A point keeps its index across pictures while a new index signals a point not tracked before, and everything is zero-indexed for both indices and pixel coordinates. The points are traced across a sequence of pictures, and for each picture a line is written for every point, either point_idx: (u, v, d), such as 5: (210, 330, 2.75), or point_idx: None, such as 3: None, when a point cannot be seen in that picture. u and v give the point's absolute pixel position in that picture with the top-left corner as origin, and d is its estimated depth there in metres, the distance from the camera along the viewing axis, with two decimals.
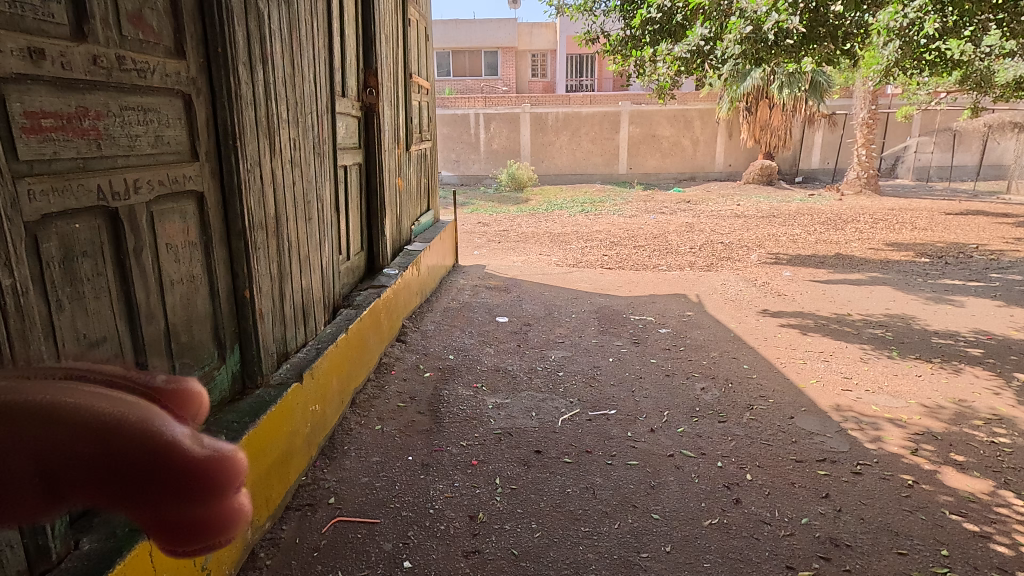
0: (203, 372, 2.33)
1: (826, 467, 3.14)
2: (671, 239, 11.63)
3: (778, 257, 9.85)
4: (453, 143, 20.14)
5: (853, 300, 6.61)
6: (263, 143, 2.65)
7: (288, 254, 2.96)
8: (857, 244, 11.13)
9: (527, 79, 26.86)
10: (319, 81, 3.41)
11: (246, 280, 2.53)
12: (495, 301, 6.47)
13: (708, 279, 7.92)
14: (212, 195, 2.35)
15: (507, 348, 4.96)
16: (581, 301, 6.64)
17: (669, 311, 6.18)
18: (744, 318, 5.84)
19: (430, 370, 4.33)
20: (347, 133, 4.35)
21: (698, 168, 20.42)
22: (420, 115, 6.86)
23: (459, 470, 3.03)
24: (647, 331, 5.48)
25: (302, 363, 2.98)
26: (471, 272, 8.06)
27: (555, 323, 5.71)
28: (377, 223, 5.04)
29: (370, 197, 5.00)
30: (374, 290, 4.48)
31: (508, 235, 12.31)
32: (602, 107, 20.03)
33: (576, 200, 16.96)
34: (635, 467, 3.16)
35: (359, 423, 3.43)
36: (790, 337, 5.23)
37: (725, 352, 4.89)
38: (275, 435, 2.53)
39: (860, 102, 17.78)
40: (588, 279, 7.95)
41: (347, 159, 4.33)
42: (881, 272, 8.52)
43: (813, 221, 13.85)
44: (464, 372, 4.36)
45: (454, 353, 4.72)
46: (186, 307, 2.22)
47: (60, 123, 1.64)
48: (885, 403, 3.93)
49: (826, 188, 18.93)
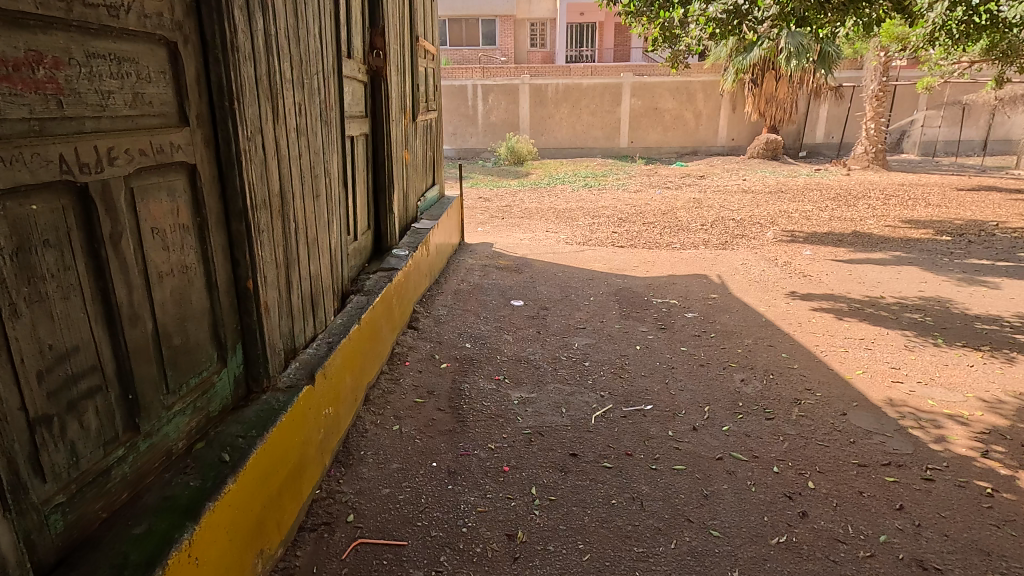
0: (200, 379, 1.97)
1: (893, 472, 2.85)
2: (681, 216, 11.25)
3: (794, 234, 9.51)
4: (450, 115, 19.47)
5: (882, 281, 6.29)
6: (265, 106, 2.25)
7: (293, 237, 2.59)
8: (874, 221, 10.78)
9: (525, 49, 25.92)
10: (325, 38, 2.98)
11: (250, 268, 2.17)
12: (507, 283, 6.11)
13: (727, 258, 7.57)
14: (207, 169, 1.97)
15: (526, 335, 4.62)
16: (597, 282, 6.29)
17: (691, 293, 5.83)
18: (773, 301, 5.52)
19: (447, 361, 4.00)
20: (354, 100, 3.93)
21: (702, 143, 19.88)
22: (426, 82, 6.38)
23: (489, 479, 2.72)
24: (672, 315, 5.16)
25: (313, 361, 2.63)
26: (478, 251, 7.69)
27: (573, 307, 5.38)
28: (385, 200, 4.64)
29: (377, 171, 4.59)
30: (384, 274, 4.12)
31: (511, 211, 11.89)
32: (603, 79, 19.39)
33: (578, 174, 16.49)
34: (682, 473, 2.86)
35: (374, 423, 3.11)
36: (826, 323, 4.91)
37: (760, 338, 4.58)
38: (287, 447, 2.21)
39: (870, 74, 17.29)
40: (602, 258, 7.60)
41: (354, 129, 3.92)
42: (903, 251, 8.21)
43: (824, 197, 13.49)
44: (483, 362, 4.03)
45: (470, 341, 4.39)
46: (178, 303, 1.86)
47: (5, 72, 1.25)
48: (943, 397, 3.63)
49: (832, 163, 18.50)
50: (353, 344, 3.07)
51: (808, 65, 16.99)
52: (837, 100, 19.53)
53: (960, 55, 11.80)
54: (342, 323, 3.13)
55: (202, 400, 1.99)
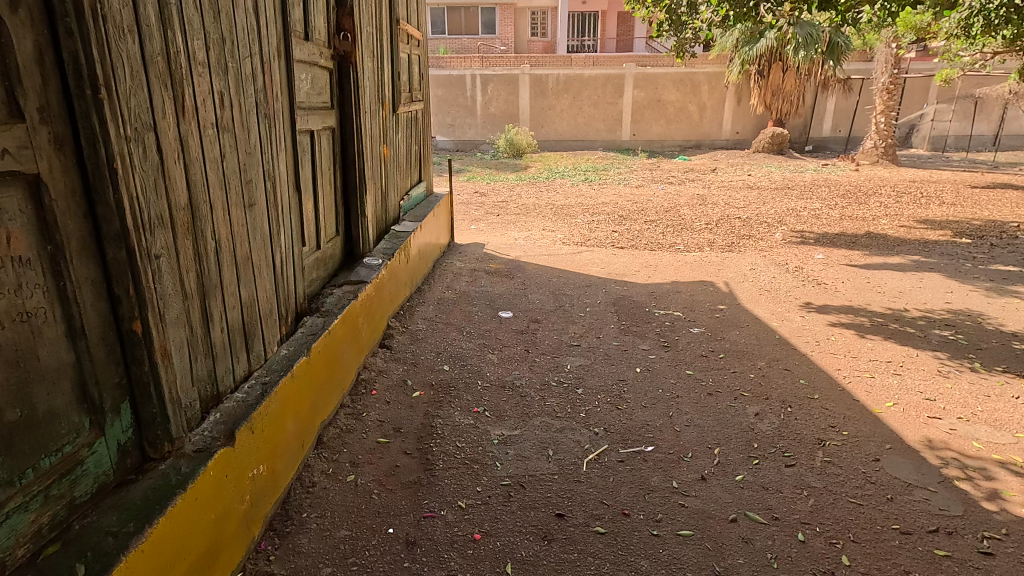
0: (54, 457, 1.49)
1: (943, 543, 2.37)
2: (685, 213, 10.73)
3: (804, 235, 9.00)
4: (448, 106, 18.87)
5: (904, 291, 5.79)
6: (161, 94, 1.75)
7: (213, 259, 2.09)
8: (887, 221, 10.26)
9: (526, 39, 25.19)
10: (263, 12, 2.46)
11: (136, 307, 1.68)
12: (496, 290, 5.62)
13: (734, 262, 7.06)
14: (62, 178, 1.47)
15: (512, 355, 4.14)
16: (594, 289, 5.79)
17: (697, 304, 5.34)
18: (787, 314, 5.03)
19: (420, 388, 3.52)
20: (314, 90, 3.44)
21: (706, 136, 19.25)
22: (410, 71, 5.88)
23: (456, 553, 2.25)
24: (676, 330, 4.67)
25: (239, 411, 2.15)
26: (468, 252, 7.19)
27: (568, 320, 4.90)
28: (355, 203, 4.15)
29: (347, 168, 4.09)
30: (351, 287, 3.63)
31: (507, 207, 11.36)
32: (605, 69, 18.78)
33: (578, 168, 15.95)
34: (689, 541, 2.38)
35: (325, 473, 2.64)
36: (847, 342, 4.41)
37: (775, 361, 4.09)
38: (191, 533, 1.73)
39: (882, 65, 16.70)
40: (600, 261, 7.10)
41: (313, 122, 3.41)
42: (922, 254, 7.71)
43: (834, 195, 12.96)
44: (462, 390, 3.54)
45: (449, 362, 3.91)
46: (12, 362, 1.37)
47: None
48: (990, 438, 3.15)
49: (840, 158, 17.92)
50: (300, 378, 2.58)
51: (817, 55, 16.37)
52: (846, 93, 18.89)
53: (978, 46, 11.20)
54: (288, 354, 2.64)
55: (61, 485, 1.52)
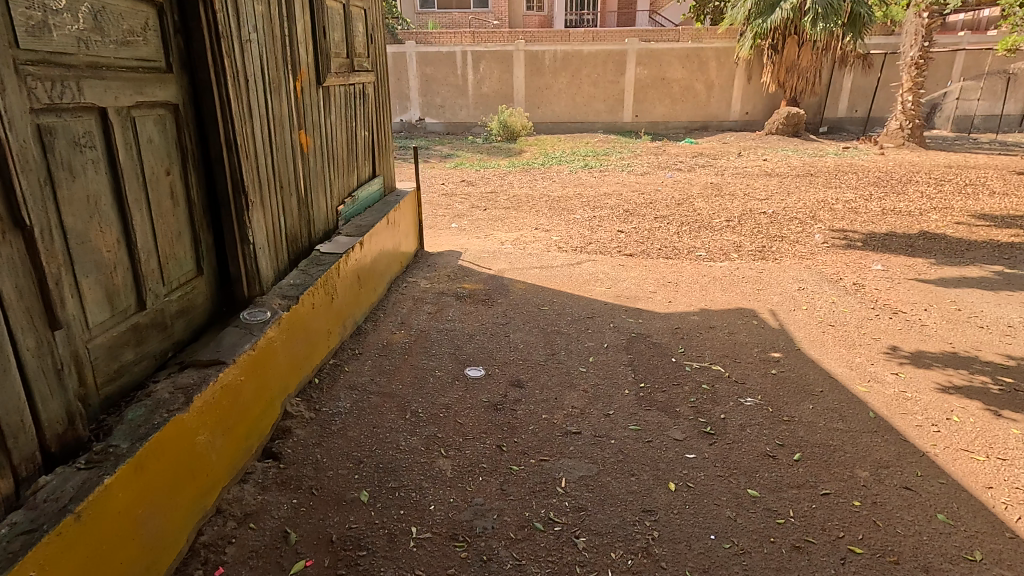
0: None
1: None
2: (700, 207, 9.20)
3: (847, 236, 7.49)
4: (436, 85, 17.14)
5: (1015, 325, 4.31)
6: None
7: None
8: (938, 216, 8.73)
9: (521, 13, 23.15)
10: None
11: None
12: (465, 328, 4.12)
13: (774, 278, 5.54)
14: None
15: (476, 459, 2.67)
16: (598, 325, 4.29)
17: (742, 350, 3.85)
18: (873, 370, 3.55)
19: (308, 556, 2.05)
20: (104, 36, 1.93)
21: (715, 117, 17.55)
22: (349, 28, 4.34)
23: None
24: (722, 402, 3.20)
25: None
26: (439, 265, 5.69)
27: (564, 382, 3.42)
28: (228, 222, 2.64)
29: (211, 169, 2.57)
30: (192, 377, 2.14)
31: (496, 200, 9.78)
32: (606, 44, 17.04)
33: (577, 153, 14.32)
34: None
35: None
36: (982, 427, 2.95)
37: (886, 467, 2.63)
38: None
39: (909, 38, 14.95)
40: (606, 276, 5.60)
41: (99, 90, 1.90)
42: (1000, 263, 6.22)
43: (866, 183, 11.40)
44: (385, 557, 2.07)
45: (374, 484, 2.44)
46: None
47: None
48: None
49: (861, 139, 16.28)
50: None
51: (837, 28, 14.58)
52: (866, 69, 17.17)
53: None
54: None
55: None
